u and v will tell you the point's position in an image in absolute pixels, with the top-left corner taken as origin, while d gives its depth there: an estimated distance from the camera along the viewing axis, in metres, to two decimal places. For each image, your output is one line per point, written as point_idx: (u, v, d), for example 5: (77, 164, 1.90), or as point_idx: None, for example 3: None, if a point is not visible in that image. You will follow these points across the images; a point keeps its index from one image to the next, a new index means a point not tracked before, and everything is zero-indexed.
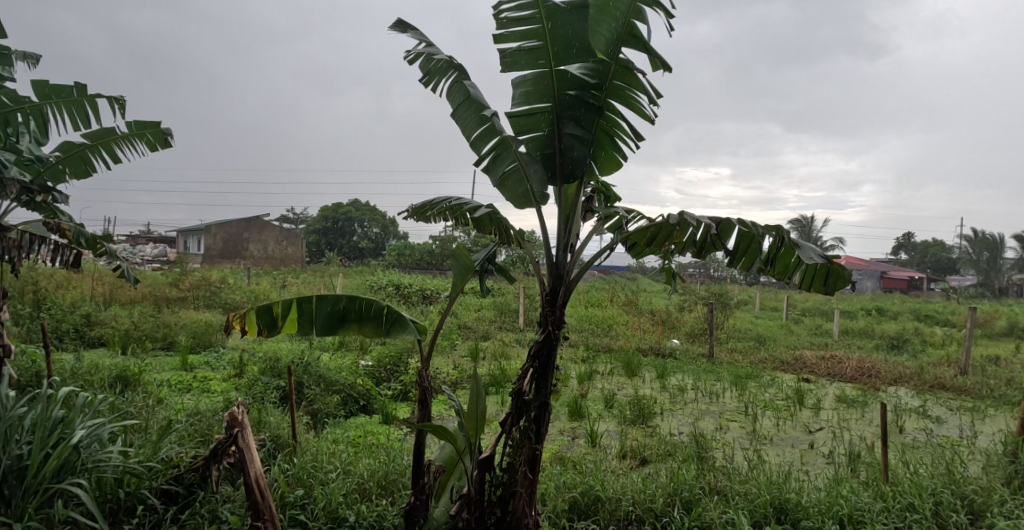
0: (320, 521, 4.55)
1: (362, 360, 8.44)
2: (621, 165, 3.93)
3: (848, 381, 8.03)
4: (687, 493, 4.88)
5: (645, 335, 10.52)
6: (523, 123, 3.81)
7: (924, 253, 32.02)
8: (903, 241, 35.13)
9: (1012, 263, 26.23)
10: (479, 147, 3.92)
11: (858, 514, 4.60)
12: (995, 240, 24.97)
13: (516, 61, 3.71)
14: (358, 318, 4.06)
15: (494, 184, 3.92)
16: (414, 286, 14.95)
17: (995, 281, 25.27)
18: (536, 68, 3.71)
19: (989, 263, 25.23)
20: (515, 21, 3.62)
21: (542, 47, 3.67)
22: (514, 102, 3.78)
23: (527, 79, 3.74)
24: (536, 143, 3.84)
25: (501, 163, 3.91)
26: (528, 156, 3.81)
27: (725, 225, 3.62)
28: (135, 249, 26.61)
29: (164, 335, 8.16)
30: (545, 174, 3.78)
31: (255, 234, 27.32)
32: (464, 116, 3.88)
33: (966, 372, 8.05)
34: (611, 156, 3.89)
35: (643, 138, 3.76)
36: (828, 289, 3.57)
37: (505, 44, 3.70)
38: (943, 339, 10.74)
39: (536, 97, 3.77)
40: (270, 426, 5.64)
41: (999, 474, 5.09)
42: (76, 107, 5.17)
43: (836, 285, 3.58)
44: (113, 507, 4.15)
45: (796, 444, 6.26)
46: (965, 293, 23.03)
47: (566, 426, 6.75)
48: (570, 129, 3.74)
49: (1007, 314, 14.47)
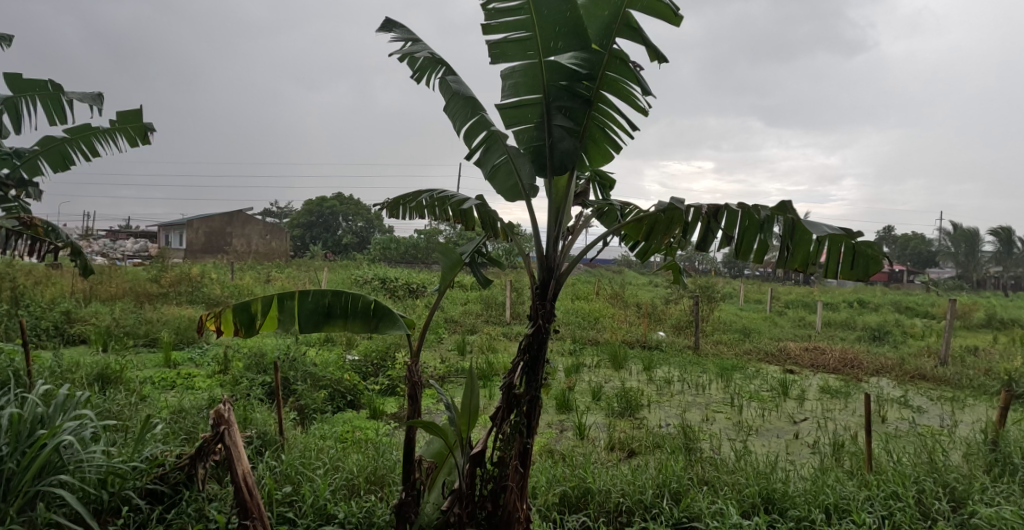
0: (307, 518, 4.51)
1: (348, 355, 8.39)
2: (613, 158, 3.99)
3: (831, 372, 8.17)
4: (676, 484, 4.92)
5: (631, 327, 10.59)
6: (513, 115, 3.79)
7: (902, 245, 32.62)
8: (883, 234, 35.61)
9: (988, 255, 26.75)
10: (469, 139, 3.95)
11: (843, 503, 4.69)
12: (973, 233, 25.47)
13: (504, 52, 3.69)
14: (346, 312, 4.04)
15: (484, 176, 3.99)
16: (399, 280, 14.84)
17: (973, 274, 25.92)
18: (525, 58, 3.69)
19: (967, 255, 25.84)
20: (502, 12, 3.59)
21: (531, 37, 3.63)
22: (504, 94, 3.76)
23: (515, 70, 3.73)
24: (525, 135, 3.82)
25: (492, 155, 3.97)
26: (517, 150, 3.88)
27: (728, 213, 3.77)
28: (111, 244, 26.08)
29: (146, 332, 8.00)
30: (535, 167, 3.81)
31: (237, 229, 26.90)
32: (455, 109, 3.91)
33: (946, 362, 8.23)
34: (603, 149, 3.97)
35: (636, 131, 3.77)
36: (859, 273, 3.76)
37: (492, 34, 3.68)
38: (924, 330, 10.94)
39: (525, 88, 3.75)
40: (256, 423, 5.57)
41: (979, 462, 5.22)
42: (51, 104, 5.05)
43: (866, 270, 3.76)
44: (97, 508, 4.10)
45: (781, 434, 6.37)
46: (943, 285, 23.51)
47: (554, 418, 6.80)
48: (560, 120, 3.72)
49: (987, 305, 14.79)
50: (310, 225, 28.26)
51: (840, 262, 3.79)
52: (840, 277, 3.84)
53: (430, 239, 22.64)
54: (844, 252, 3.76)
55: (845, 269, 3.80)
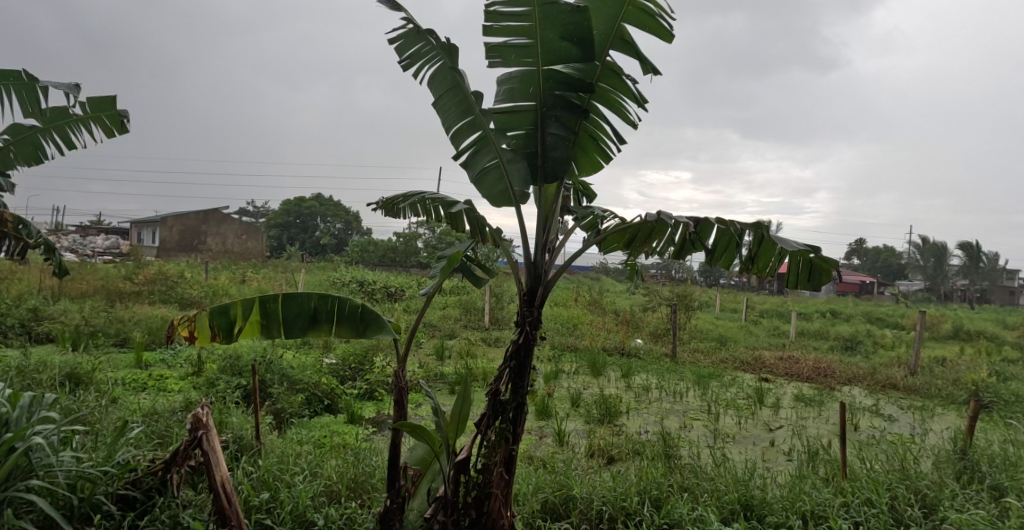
0: (286, 525, 4.43)
1: (325, 358, 8.27)
2: (603, 167, 4.08)
3: (805, 381, 8.36)
4: (656, 491, 4.97)
5: (610, 334, 10.67)
6: (506, 120, 3.81)
7: (876, 259, 33.48)
8: (854, 247, 36.51)
9: (955, 269, 27.55)
10: (460, 139, 3.94)
11: (819, 510, 4.79)
12: (940, 247, 26.23)
13: (502, 57, 3.70)
14: (330, 318, 3.98)
15: (472, 179, 3.96)
16: (377, 283, 14.69)
17: (941, 287, 26.68)
18: (521, 65, 3.70)
19: (936, 270, 26.54)
20: (504, 16, 3.57)
21: (532, 45, 3.62)
22: (498, 99, 3.79)
23: (512, 76, 3.74)
24: (518, 141, 3.84)
25: (481, 158, 3.95)
26: (509, 154, 3.86)
27: (704, 225, 3.84)
28: (81, 239, 25.56)
29: (117, 331, 7.76)
30: (528, 172, 3.84)
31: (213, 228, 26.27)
32: (447, 107, 3.89)
33: (915, 372, 8.47)
34: (593, 158, 4.05)
35: (625, 142, 3.84)
36: (813, 284, 3.99)
37: (492, 37, 3.67)
38: (894, 341, 11.24)
39: (520, 95, 3.77)
40: (232, 427, 5.46)
41: (949, 470, 5.39)
42: (24, 89, 4.72)
43: (819, 282, 3.99)
44: (67, 514, 3.97)
45: (757, 441, 6.49)
46: (911, 298, 24.15)
47: (533, 425, 6.82)
48: (554, 129, 3.74)
49: (956, 318, 15.22)
50: (286, 226, 27.78)
51: (797, 271, 4.02)
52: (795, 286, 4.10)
53: (408, 242, 22.45)
54: (804, 263, 3.95)
55: (800, 279, 4.04)
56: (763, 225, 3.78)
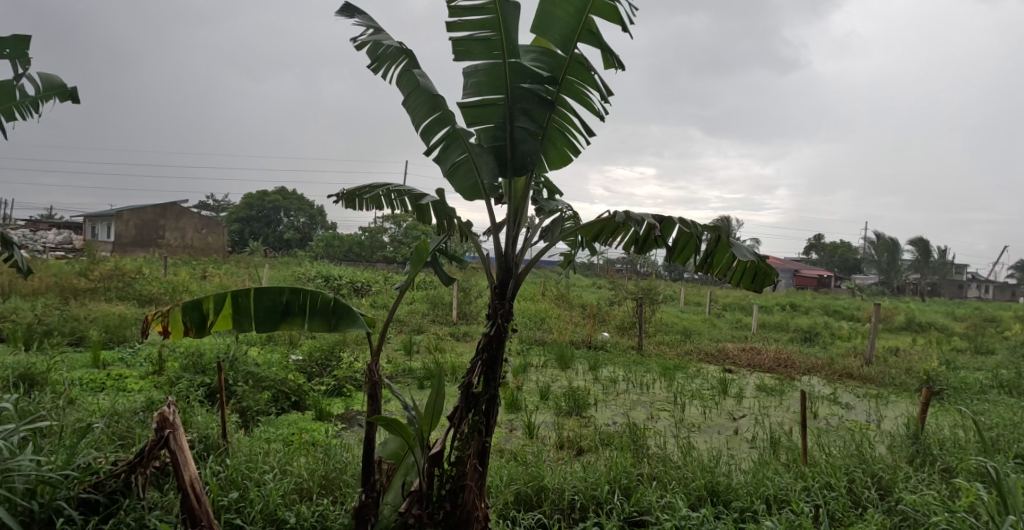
0: (257, 524, 4.35)
1: (292, 354, 8.13)
2: (573, 159, 4.08)
3: (767, 371, 8.60)
4: (626, 480, 5.06)
5: (577, 328, 10.77)
6: (475, 114, 3.78)
7: (832, 253, 34.59)
8: (811, 243, 37.61)
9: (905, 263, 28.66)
10: (430, 135, 3.92)
11: (782, 494, 4.96)
12: (891, 243, 27.23)
13: (467, 50, 3.70)
14: (302, 311, 3.89)
15: (443, 173, 3.95)
16: (344, 278, 14.50)
17: (893, 280, 27.71)
18: (489, 58, 3.70)
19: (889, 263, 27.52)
20: (468, 10, 3.57)
21: (495, 38, 3.64)
22: (466, 92, 3.75)
23: (479, 69, 3.73)
24: (487, 134, 3.81)
25: (451, 153, 3.93)
26: (478, 148, 3.83)
27: (667, 222, 3.89)
28: (25, 233, 24.45)
29: (72, 330, 7.48)
30: (496, 166, 3.80)
31: (171, 222, 25.52)
32: (415, 104, 3.86)
33: (870, 362, 8.80)
34: (562, 152, 4.05)
35: (592, 135, 3.86)
36: (757, 285, 4.12)
37: (456, 31, 3.68)
38: (850, 332, 11.66)
39: (488, 88, 3.74)
40: (197, 426, 5.31)
41: (902, 453, 5.64)
42: None
43: (763, 283, 4.12)
44: (26, 520, 3.79)
45: (722, 430, 6.66)
46: (865, 292, 25.03)
47: (503, 418, 6.84)
48: (522, 122, 3.73)
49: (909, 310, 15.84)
50: (249, 220, 27.10)
51: (742, 273, 4.13)
52: (739, 285, 4.22)
53: (373, 237, 22.19)
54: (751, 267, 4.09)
55: (745, 280, 4.16)
56: (721, 228, 3.87)
